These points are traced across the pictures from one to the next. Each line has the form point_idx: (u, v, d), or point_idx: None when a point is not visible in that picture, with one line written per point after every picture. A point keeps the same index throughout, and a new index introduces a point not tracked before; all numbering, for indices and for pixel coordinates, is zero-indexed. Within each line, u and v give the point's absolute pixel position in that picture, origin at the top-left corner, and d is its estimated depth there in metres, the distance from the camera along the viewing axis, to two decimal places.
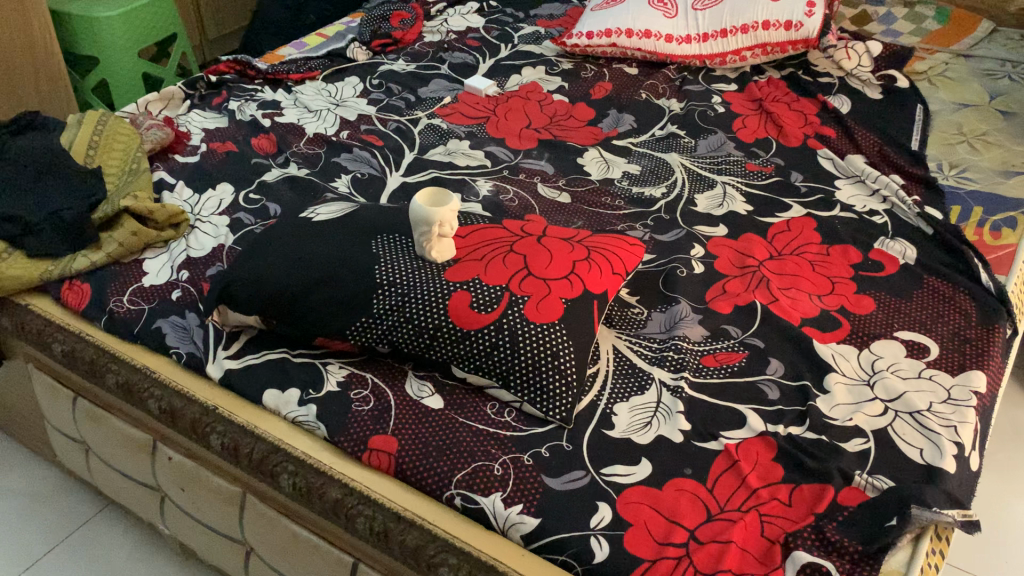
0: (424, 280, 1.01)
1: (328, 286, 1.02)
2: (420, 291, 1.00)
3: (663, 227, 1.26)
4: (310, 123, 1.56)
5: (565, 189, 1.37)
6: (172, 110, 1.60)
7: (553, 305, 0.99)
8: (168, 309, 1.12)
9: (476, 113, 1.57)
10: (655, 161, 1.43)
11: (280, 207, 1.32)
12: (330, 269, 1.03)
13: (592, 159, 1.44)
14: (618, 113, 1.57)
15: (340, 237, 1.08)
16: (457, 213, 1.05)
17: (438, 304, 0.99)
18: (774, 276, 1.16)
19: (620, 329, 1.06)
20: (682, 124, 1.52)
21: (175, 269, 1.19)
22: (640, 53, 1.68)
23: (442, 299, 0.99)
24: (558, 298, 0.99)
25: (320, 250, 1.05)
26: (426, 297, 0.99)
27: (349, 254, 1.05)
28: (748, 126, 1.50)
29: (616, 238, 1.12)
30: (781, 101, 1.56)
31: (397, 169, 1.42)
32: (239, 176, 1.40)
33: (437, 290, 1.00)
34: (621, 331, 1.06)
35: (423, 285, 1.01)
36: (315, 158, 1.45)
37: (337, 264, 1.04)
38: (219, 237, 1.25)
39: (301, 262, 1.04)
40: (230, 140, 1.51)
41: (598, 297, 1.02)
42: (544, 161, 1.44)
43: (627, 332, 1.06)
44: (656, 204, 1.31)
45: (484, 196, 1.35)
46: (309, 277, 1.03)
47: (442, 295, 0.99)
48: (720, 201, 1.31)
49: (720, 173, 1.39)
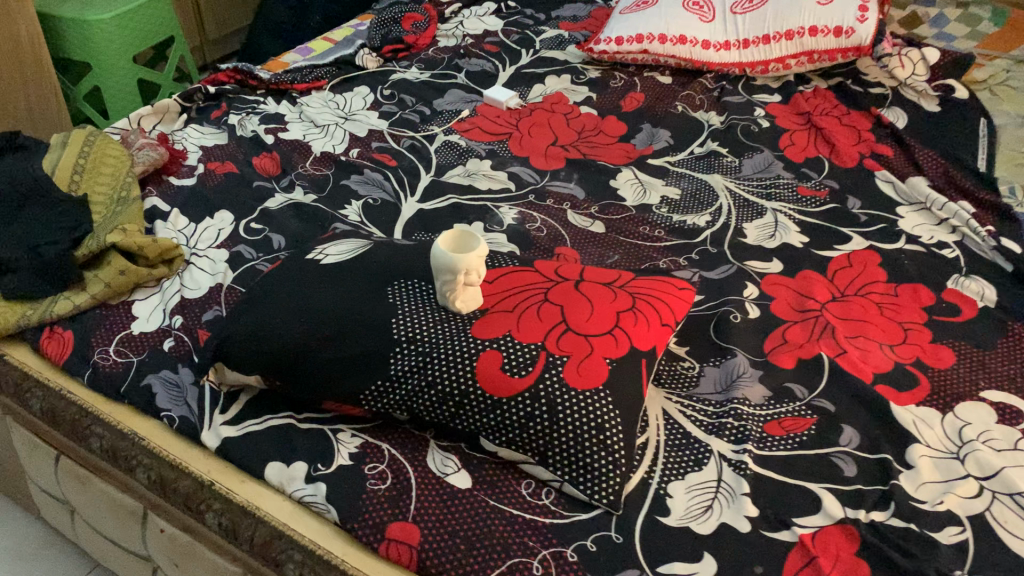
0: (447, 337, 0.89)
1: (339, 341, 0.90)
2: (444, 350, 0.88)
3: (710, 262, 1.14)
4: (317, 140, 1.43)
5: (598, 216, 1.24)
6: (166, 126, 1.47)
7: (597, 367, 0.86)
8: (159, 361, 0.99)
9: (497, 128, 1.44)
10: (696, 184, 1.30)
11: (285, 239, 1.19)
12: (341, 322, 0.90)
13: (627, 181, 1.31)
14: (652, 128, 1.44)
15: (352, 282, 0.95)
16: (485, 257, 0.92)
17: (464, 366, 0.86)
18: (839, 323, 1.03)
19: (670, 388, 0.94)
20: (723, 141, 1.39)
21: (167, 313, 1.06)
22: (674, 60, 1.55)
23: (468, 361, 0.86)
24: (602, 358, 0.87)
25: (330, 299, 0.93)
26: (450, 358, 0.87)
27: (363, 305, 0.92)
28: (796, 142, 1.37)
29: (663, 280, 0.99)
30: (831, 115, 1.43)
31: (413, 194, 1.29)
32: (239, 201, 1.28)
33: (462, 349, 0.87)
34: (673, 392, 0.93)
35: (446, 344, 0.88)
36: (323, 181, 1.32)
37: (349, 316, 0.91)
38: (217, 276, 1.12)
39: (308, 313, 0.91)
40: (230, 160, 1.39)
41: (646, 355, 0.90)
42: (574, 184, 1.31)
43: (680, 392, 0.93)
44: (701, 234, 1.19)
45: (509, 225, 1.22)
46: (317, 332, 0.90)
47: (468, 356, 0.87)
48: (771, 232, 1.19)
49: (769, 198, 1.26)
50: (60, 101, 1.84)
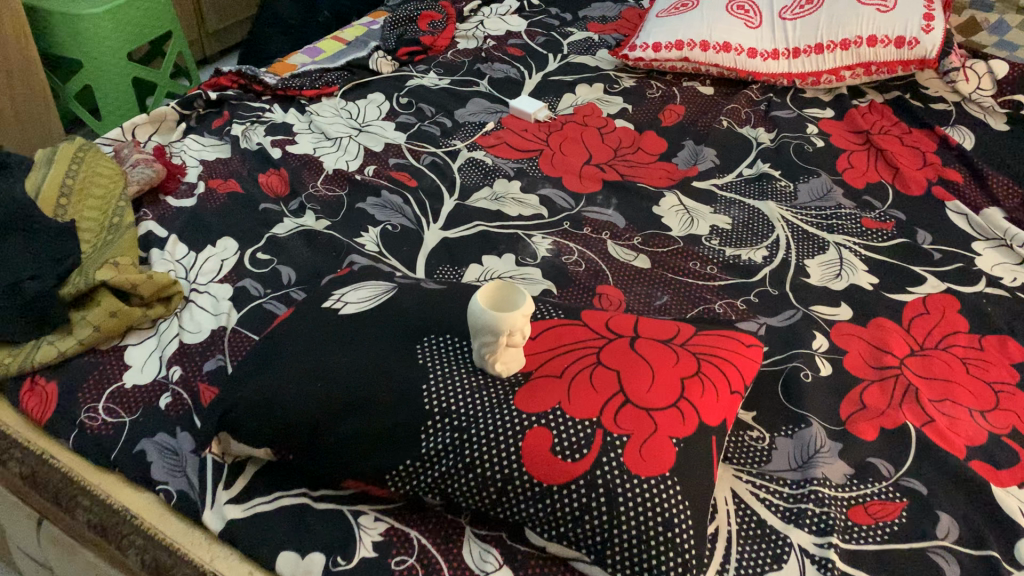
0: (487, 408, 0.77)
1: (363, 411, 0.78)
2: (483, 425, 0.76)
3: (771, 306, 1.02)
4: (329, 155, 1.31)
5: (642, 248, 1.12)
6: (163, 136, 1.35)
7: (662, 449, 0.74)
8: (155, 422, 0.88)
9: (525, 143, 1.32)
10: (748, 212, 1.18)
11: (296, 272, 1.07)
12: (364, 388, 0.79)
13: (672, 208, 1.19)
14: (695, 145, 1.31)
15: (376, 339, 0.83)
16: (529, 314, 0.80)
17: (508, 446, 0.74)
18: (922, 383, 0.92)
19: (739, 465, 0.82)
20: (775, 162, 1.27)
21: (164, 363, 0.94)
22: (716, 69, 1.42)
23: (513, 440, 0.74)
24: (667, 437, 0.75)
25: (351, 359, 0.81)
26: (492, 435, 0.75)
27: (390, 367, 0.80)
28: (855, 165, 1.25)
29: (729, 337, 0.88)
30: (890, 133, 1.31)
31: (436, 220, 1.17)
32: (244, 226, 1.15)
33: (504, 424, 0.75)
34: (743, 470, 0.82)
35: (486, 417, 0.76)
36: (335, 203, 1.20)
37: (375, 380, 0.79)
38: (220, 318, 1.00)
39: (326, 377, 0.79)
40: (234, 177, 1.26)
41: (716, 431, 0.78)
42: (612, 210, 1.19)
43: (751, 470, 0.82)
44: (758, 273, 1.07)
45: (543, 257, 1.10)
46: (337, 400, 0.78)
47: (512, 434, 0.75)
48: (837, 271, 1.07)
49: (829, 230, 1.14)
50: (49, 99, 1.71)
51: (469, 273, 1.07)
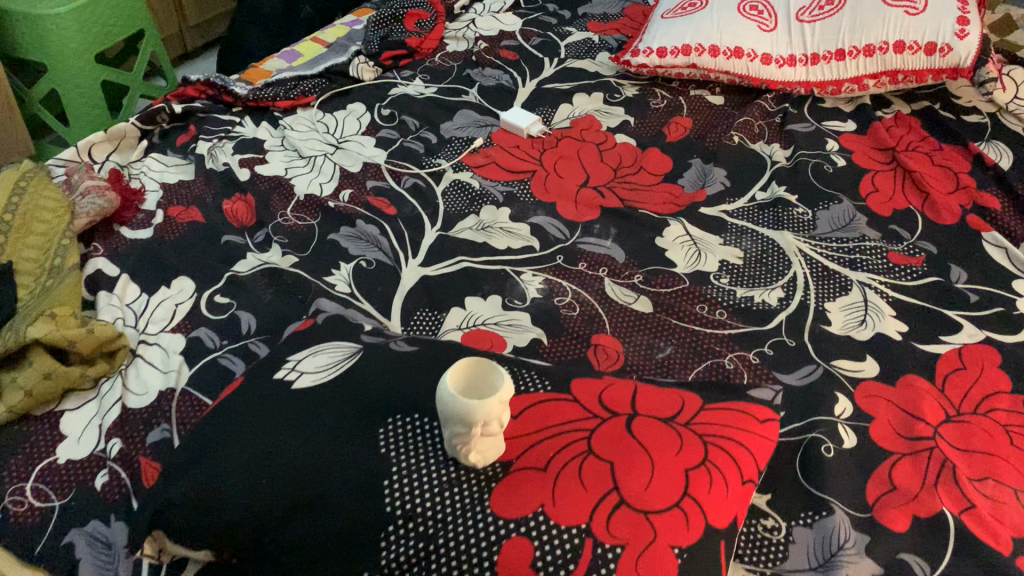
0: (459, 511, 0.66)
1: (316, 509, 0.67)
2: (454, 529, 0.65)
3: (787, 361, 0.91)
4: (301, 177, 1.20)
5: (643, 289, 1.00)
6: (122, 156, 1.24)
7: (662, 562, 0.64)
8: (88, 508, 0.77)
9: (517, 163, 1.20)
10: (761, 244, 1.07)
11: (257, 320, 0.96)
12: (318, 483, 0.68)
13: (677, 240, 1.07)
14: (703, 163, 1.20)
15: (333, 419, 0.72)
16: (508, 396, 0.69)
17: (482, 560, 0.63)
18: (960, 457, 0.80)
19: (752, 564, 0.72)
20: (791, 184, 1.15)
21: (103, 433, 0.84)
22: (727, 76, 1.30)
23: (487, 552, 0.64)
24: (668, 546, 0.64)
25: (304, 446, 0.70)
26: (463, 546, 0.64)
27: (347, 456, 0.70)
28: (880, 188, 1.13)
29: (737, 411, 0.77)
30: (919, 151, 1.19)
31: (414, 255, 1.06)
32: (203, 263, 1.05)
33: (477, 530, 0.65)
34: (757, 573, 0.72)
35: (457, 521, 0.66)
36: (304, 235, 1.09)
37: (330, 472, 0.69)
38: (170, 377, 0.90)
39: (274, 469, 0.69)
40: (197, 203, 1.15)
41: (724, 534, 0.68)
42: (611, 241, 1.07)
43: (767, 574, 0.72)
44: (773, 319, 0.96)
45: (533, 299, 0.99)
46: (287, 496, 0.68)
47: (487, 544, 0.64)
48: (861, 317, 0.96)
49: (852, 267, 1.03)
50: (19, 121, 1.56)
51: (450, 319, 0.96)
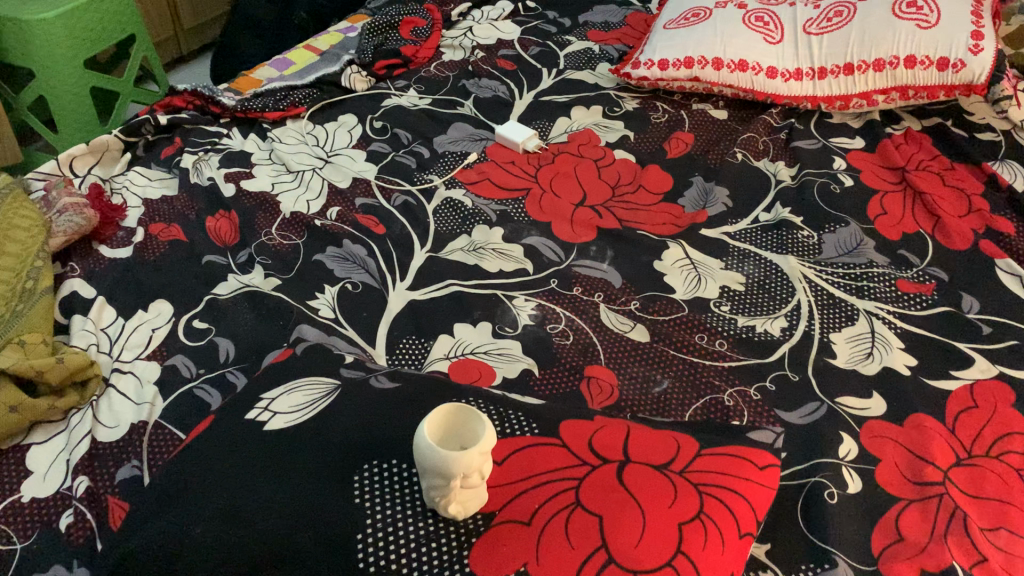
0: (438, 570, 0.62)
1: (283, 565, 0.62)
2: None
3: (790, 396, 0.87)
4: (287, 193, 1.16)
5: (640, 316, 0.96)
6: (104, 169, 1.20)
7: None
8: (51, 552, 0.74)
9: (512, 180, 1.16)
10: (764, 269, 1.02)
11: (236, 348, 0.92)
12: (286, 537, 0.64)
13: (676, 264, 1.03)
14: (705, 182, 1.15)
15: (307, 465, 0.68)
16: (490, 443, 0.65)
17: None
18: (971, 505, 0.76)
19: None
20: (796, 205, 1.11)
21: (70, 470, 0.80)
22: (731, 90, 1.26)
23: None
24: None
25: (274, 496, 0.66)
26: None
27: (319, 506, 0.66)
28: (889, 211, 1.09)
29: (734, 456, 0.73)
30: (929, 171, 1.14)
31: (402, 277, 1.01)
32: (183, 285, 1.01)
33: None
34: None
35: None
36: (289, 255, 1.05)
37: (299, 525, 0.64)
38: (142, 410, 0.86)
39: (241, 521, 0.65)
40: (179, 220, 1.11)
41: None
42: (608, 264, 1.03)
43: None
44: (775, 351, 0.91)
45: (525, 327, 0.95)
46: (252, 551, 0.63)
47: None
48: (867, 349, 0.91)
49: (858, 294, 0.98)
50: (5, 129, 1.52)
51: (437, 347, 0.92)
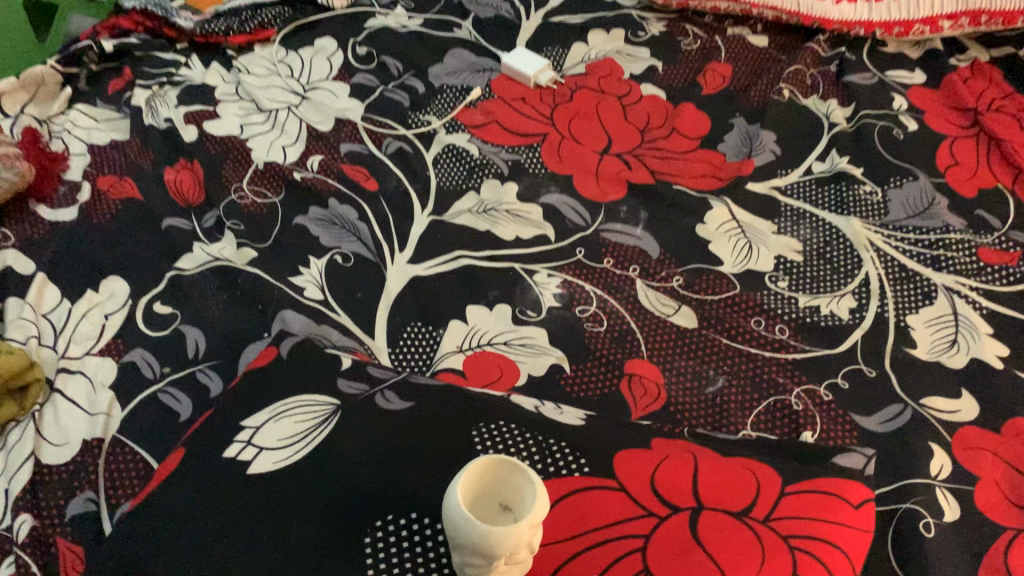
0: None
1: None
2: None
3: (866, 398, 0.74)
4: (259, 138, 0.98)
5: (684, 295, 0.82)
6: (39, 108, 1.01)
7: None
8: None
9: (524, 123, 0.99)
10: (823, 234, 0.88)
11: (207, 340, 0.77)
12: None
13: (722, 228, 0.88)
14: (747, 125, 0.99)
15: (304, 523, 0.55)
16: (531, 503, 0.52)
17: None
18: None
19: None
20: (855, 154, 0.96)
21: (8, 505, 0.65)
22: (773, 13, 1.09)
23: None
24: None
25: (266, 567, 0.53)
26: None
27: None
28: (962, 161, 0.94)
29: (821, 494, 0.60)
30: (1005, 111, 0.99)
31: (402, 247, 0.86)
32: (139, 258, 0.84)
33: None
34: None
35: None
36: (264, 218, 0.89)
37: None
38: (96, 423, 0.71)
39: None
40: (133, 173, 0.94)
41: None
42: (642, 228, 0.88)
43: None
44: (845, 340, 0.78)
45: (551, 309, 0.80)
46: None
47: None
48: (950, 337, 0.79)
49: (934, 267, 0.84)
50: None
51: (448, 338, 0.77)
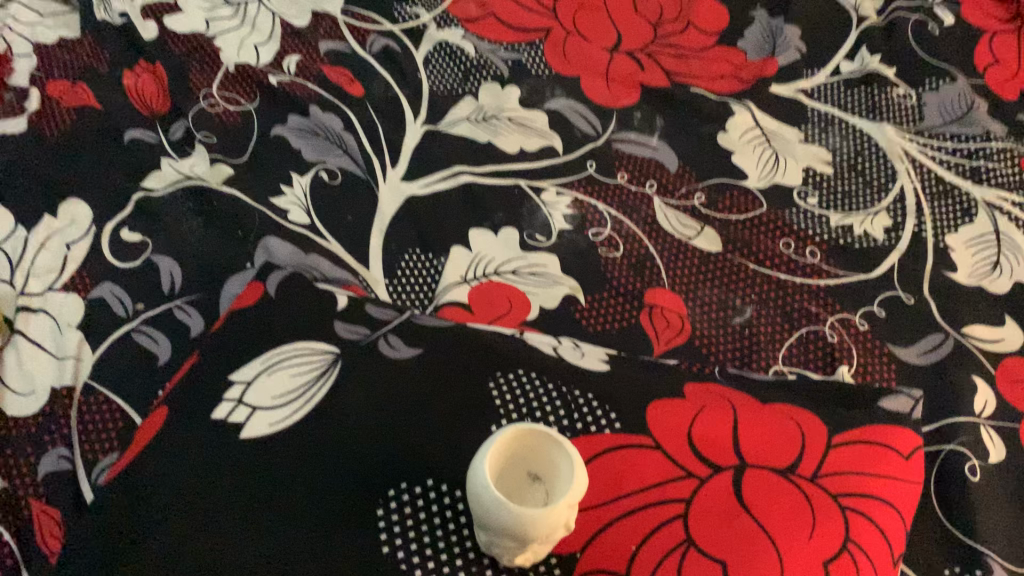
0: None
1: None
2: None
3: (905, 327, 0.69)
4: (227, 35, 0.88)
5: (706, 214, 0.75)
6: None
7: None
8: None
9: (523, 16, 0.89)
10: (854, 142, 0.81)
11: (184, 273, 0.70)
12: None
13: (745, 137, 0.80)
14: (769, 17, 0.90)
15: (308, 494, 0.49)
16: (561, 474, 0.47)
17: None
18: None
19: None
20: (887, 52, 0.87)
21: None
22: None
23: None
24: None
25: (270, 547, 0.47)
26: None
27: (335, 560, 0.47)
28: (1003, 59, 0.86)
29: (870, 445, 0.55)
30: None
31: (394, 161, 0.77)
32: (100, 176, 0.75)
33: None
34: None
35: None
36: (238, 129, 0.80)
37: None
38: (65, 369, 0.64)
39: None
40: (86, 75, 0.83)
41: None
42: (658, 138, 0.80)
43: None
44: (880, 263, 0.72)
45: (562, 231, 0.73)
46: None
47: None
48: (992, 258, 0.73)
49: (975, 180, 0.78)
50: None
51: (451, 266, 0.70)
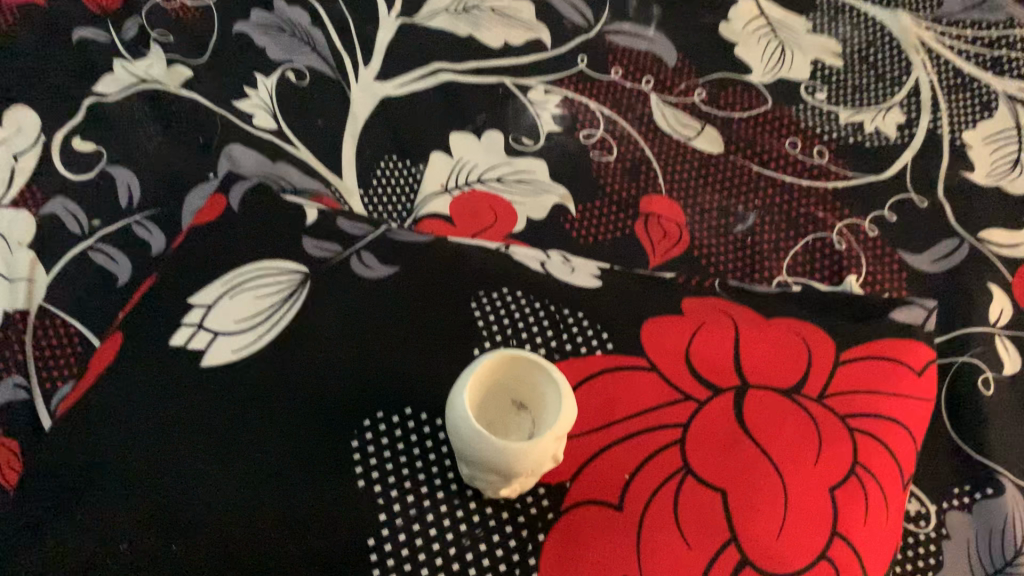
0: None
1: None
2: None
3: (918, 232, 0.64)
4: None
5: (706, 113, 0.69)
6: None
7: None
8: None
9: None
10: (866, 31, 0.74)
11: (142, 185, 0.64)
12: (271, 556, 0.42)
13: (748, 28, 0.74)
14: None
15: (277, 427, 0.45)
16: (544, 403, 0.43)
17: None
18: None
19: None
20: None
21: None
22: None
23: None
24: None
25: (238, 487, 0.43)
26: None
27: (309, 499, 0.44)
28: None
29: (880, 362, 0.51)
30: None
31: (367, 58, 0.71)
32: (47, 79, 0.69)
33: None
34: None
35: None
36: (197, 26, 0.73)
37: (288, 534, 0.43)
38: (17, 291, 0.59)
39: (198, 534, 0.42)
40: None
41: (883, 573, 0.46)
42: (655, 30, 0.74)
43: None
44: (893, 163, 0.67)
45: (550, 133, 0.68)
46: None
47: None
48: (1013, 156, 0.68)
49: (995, 71, 0.72)
50: None
51: (431, 173, 0.65)
